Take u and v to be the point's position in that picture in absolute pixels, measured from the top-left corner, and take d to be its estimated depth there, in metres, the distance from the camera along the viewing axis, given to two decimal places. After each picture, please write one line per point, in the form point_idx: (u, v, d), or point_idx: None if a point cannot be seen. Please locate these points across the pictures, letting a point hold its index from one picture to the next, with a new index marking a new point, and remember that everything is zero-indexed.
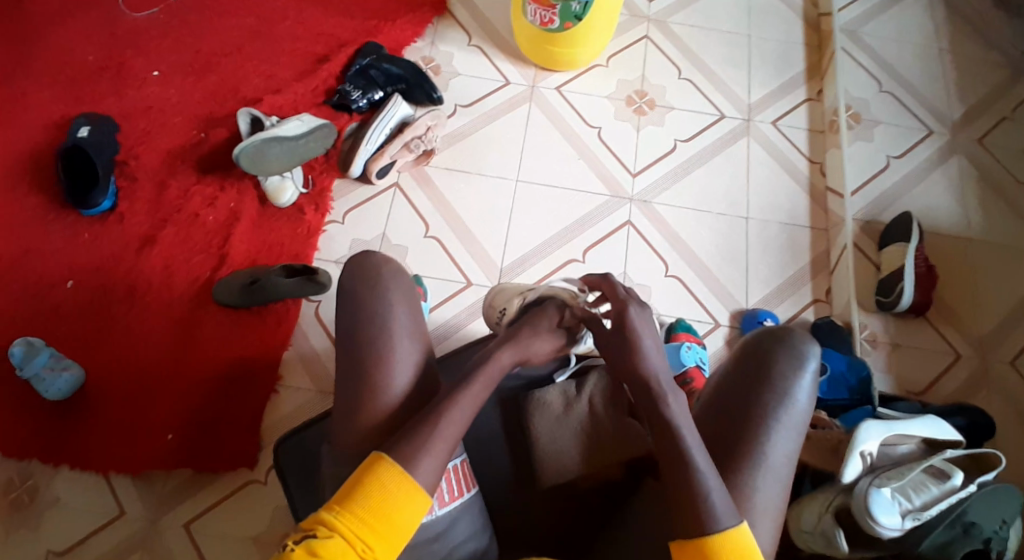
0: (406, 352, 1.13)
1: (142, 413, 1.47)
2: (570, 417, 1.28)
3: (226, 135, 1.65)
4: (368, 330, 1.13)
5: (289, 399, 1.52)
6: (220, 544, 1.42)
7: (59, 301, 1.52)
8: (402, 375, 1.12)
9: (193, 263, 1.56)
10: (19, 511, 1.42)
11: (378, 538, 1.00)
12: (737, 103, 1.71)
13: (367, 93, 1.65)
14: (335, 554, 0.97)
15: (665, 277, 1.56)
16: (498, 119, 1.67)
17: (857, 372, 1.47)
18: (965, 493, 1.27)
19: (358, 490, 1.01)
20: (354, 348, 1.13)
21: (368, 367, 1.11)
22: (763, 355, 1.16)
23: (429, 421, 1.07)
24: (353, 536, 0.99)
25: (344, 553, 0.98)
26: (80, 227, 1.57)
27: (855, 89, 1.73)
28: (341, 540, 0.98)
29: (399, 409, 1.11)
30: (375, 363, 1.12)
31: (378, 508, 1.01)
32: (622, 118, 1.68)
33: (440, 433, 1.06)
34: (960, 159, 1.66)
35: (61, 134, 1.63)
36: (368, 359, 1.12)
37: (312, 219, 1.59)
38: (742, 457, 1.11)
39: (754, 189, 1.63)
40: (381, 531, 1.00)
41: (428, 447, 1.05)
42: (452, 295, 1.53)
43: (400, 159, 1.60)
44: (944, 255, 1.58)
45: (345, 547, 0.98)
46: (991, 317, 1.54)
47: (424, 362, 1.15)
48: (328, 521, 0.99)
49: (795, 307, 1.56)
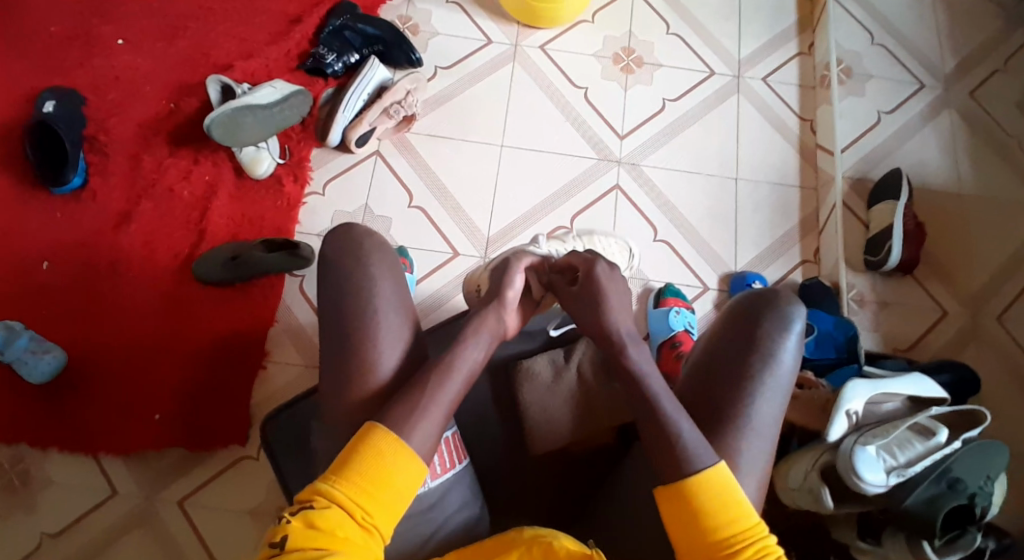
0: (397, 333, 1.10)
1: (133, 391, 1.45)
2: (559, 385, 1.28)
3: (197, 104, 1.58)
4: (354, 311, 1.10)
5: (279, 373, 1.50)
6: (217, 518, 1.42)
7: (38, 282, 1.48)
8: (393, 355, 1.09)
9: (172, 239, 1.52)
10: (13, 493, 1.41)
11: (377, 504, 0.96)
12: (728, 58, 1.66)
13: (343, 56, 1.58)
14: (335, 523, 0.94)
15: (655, 242, 1.54)
16: (478, 83, 1.61)
17: (844, 330, 1.47)
18: (949, 450, 1.29)
19: (354, 457, 0.98)
20: (341, 326, 1.09)
21: (356, 345, 1.08)
22: (751, 317, 1.14)
23: (418, 391, 1.03)
24: (352, 503, 0.95)
25: (343, 522, 0.94)
26: (54, 206, 1.52)
27: (848, 42, 1.68)
28: (339, 509, 0.95)
29: (389, 389, 1.08)
30: (363, 344, 1.08)
31: (376, 473, 0.97)
32: (609, 77, 1.63)
33: (430, 408, 1.02)
34: (952, 113, 1.64)
35: (27, 106, 1.56)
36: (355, 340, 1.08)
37: (292, 190, 1.54)
38: (733, 416, 1.09)
39: (745, 147, 1.60)
40: (379, 497, 0.97)
41: (420, 418, 1.01)
42: (440, 266, 1.50)
43: (380, 126, 1.54)
44: (933, 212, 1.57)
45: (343, 516, 0.94)
46: (980, 273, 1.54)
47: (414, 342, 1.12)
48: (326, 492, 0.96)
49: (785, 269, 1.55)
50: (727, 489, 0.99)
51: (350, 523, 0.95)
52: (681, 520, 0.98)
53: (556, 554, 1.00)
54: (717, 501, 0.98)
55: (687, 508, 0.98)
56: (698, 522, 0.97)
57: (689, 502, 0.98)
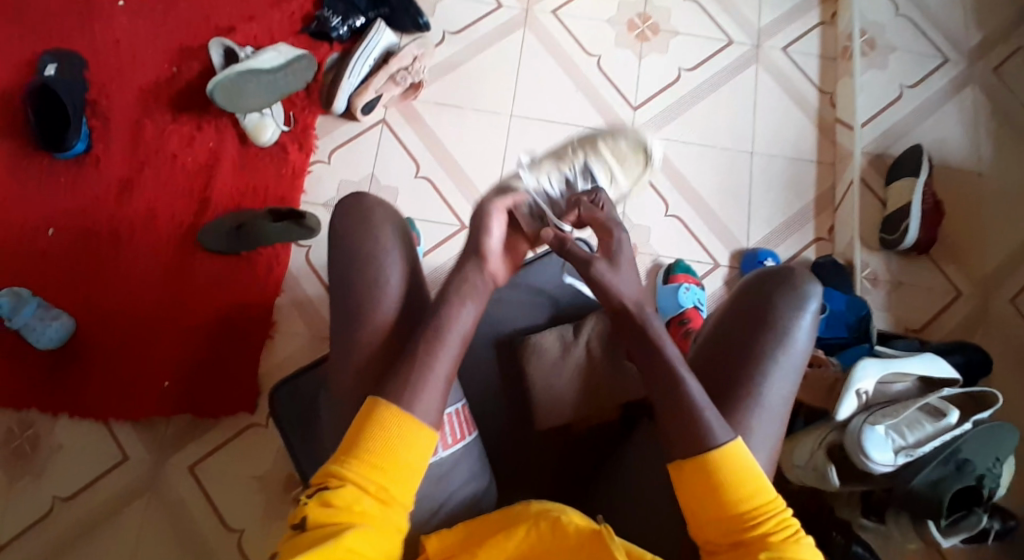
0: (399, 315, 1.08)
1: (139, 361, 1.45)
2: (566, 361, 1.25)
3: (199, 68, 1.55)
4: (354, 293, 1.08)
5: (285, 344, 1.50)
6: (227, 483, 1.43)
7: (42, 248, 1.47)
8: (394, 335, 1.07)
9: (174, 208, 1.50)
10: (22, 458, 1.43)
11: (392, 476, 0.95)
12: (747, 26, 1.61)
13: (348, 19, 1.53)
14: (351, 500, 0.92)
15: (666, 217, 1.51)
16: (488, 49, 1.56)
17: (857, 310, 1.44)
18: (960, 431, 1.28)
19: (364, 436, 0.96)
20: (343, 309, 1.08)
21: (357, 327, 1.06)
22: (763, 295, 1.12)
23: (417, 364, 1.01)
24: (366, 479, 0.94)
25: (359, 498, 0.93)
26: (56, 171, 1.50)
27: (872, 12, 1.62)
28: (353, 486, 0.93)
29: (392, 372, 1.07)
30: (363, 327, 1.06)
31: (388, 448, 0.96)
32: (623, 44, 1.58)
33: (430, 389, 1.00)
34: (975, 90, 1.58)
35: (27, 69, 1.53)
36: (357, 322, 1.07)
37: (297, 158, 1.51)
38: (740, 405, 1.07)
39: (761, 119, 1.56)
40: (393, 470, 0.95)
41: (417, 397, 0.99)
42: (445, 239, 1.48)
43: (387, 93, 1.51)
44: (952, 191, 1.53)
45: (359, 492, 0.93)
46: (995, 255, 1.51)
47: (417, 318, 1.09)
48: (338, 472, 0.94)
49: (798, 246, 1.52)
50: (743, 463, 0.97)
51: (367, 496, 0.93)
52: (694, 495, 0.97)
53: (564, 530, 0.94)
54: (739, 476, 0.96)
55: (708, 484, 0.96)
56: (715, 498, 0.96)
57: (709, 478, 0.96)
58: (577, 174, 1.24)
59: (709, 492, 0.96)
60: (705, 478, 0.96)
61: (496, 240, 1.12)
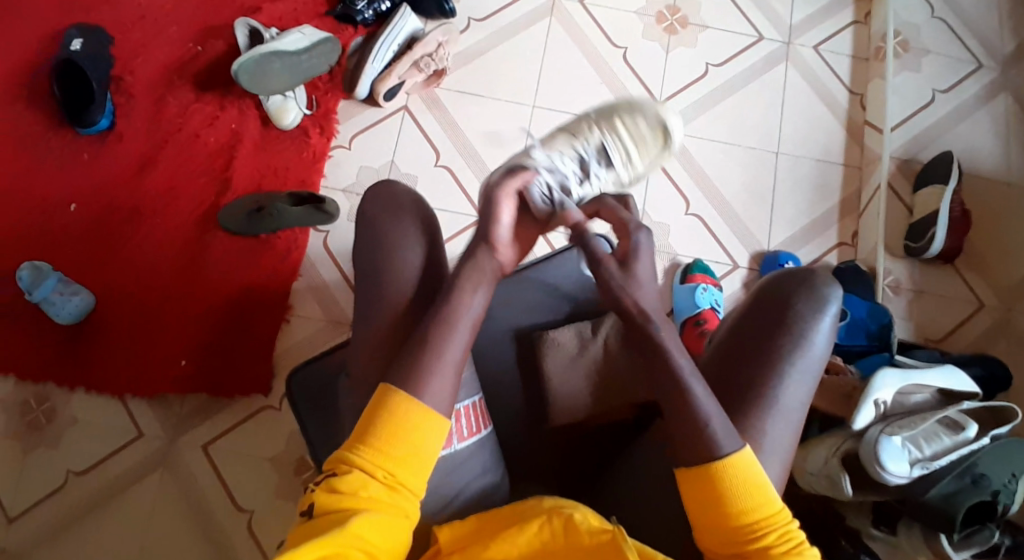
0: (411, 310, 1.08)
1: (155, 338, 1.47)
2: (583, 357, 1.25)
3: (224, 48, 1.55)
4: (370, 291, 1.09)
5: (301, 327, 1.51)
6: (239, 464, 1.45)
7: (63, 223, 1.49)
8: (405, 330, 1.07)
9: (194, 187, 1.51)
10: (39, 430, 1.45)
11: (400, 464, 0.95)
12: (778, 22, 1.57)
13: (373, 3, 1.51)
14: (357, 486, 0.93)
15: (686, 215, 1.49)
16: (512, 38, 1.54)
17: (878, 319, 1.42)
18: (977, 446, 1.26)
19: (374, 423, 0.96)
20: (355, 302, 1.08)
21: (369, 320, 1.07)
22: (783, 296, 1.12)
23: (425, 351, 1.00)
24: (373, 466, 0.95)
25: (365, 484, 0.93)
26: (80, 147, 1.51)
27: (906, 12, 1.57)
28: (360, 473, 0.94)
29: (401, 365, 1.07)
30: (375, 321, 1.07)
31: (397, 435, 0.96)
32: (651, 37, 1.55)
33: (438, 381, 0.99)
34: (1007, 97, 1.54)
35: (54, 43, 1.54)
36: (372, 316, 1.08)
37: (318, 142, 1.51)
38: (752, 414, 1.06)
39: (789, 119, 1.53)
40: (403, 457, 0.96)
41: (424, 391, 0.98)
42: (462, 230, 1.48)
43: (409, 79, 1.50)
44: (980, 200, 1.49)
45: (366, 479, 0.94)
46: (1021, 267, 1.48)
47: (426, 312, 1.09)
48: (348, 459, 0.95)
49: (819, 251, 1.49)
50: (749, 476, 0.96)
51: (374, 483, 0.94)
52: (698, 501, 0.97)
53: (577, 530, 0.93)
54: (743, 486, 0.95)
55: (711, 491, 0.96)
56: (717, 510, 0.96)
57: (711, 486, 0.96)
58: (591, 152, 1.18)
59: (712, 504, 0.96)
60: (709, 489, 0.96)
61: (505, 229, 1.06)
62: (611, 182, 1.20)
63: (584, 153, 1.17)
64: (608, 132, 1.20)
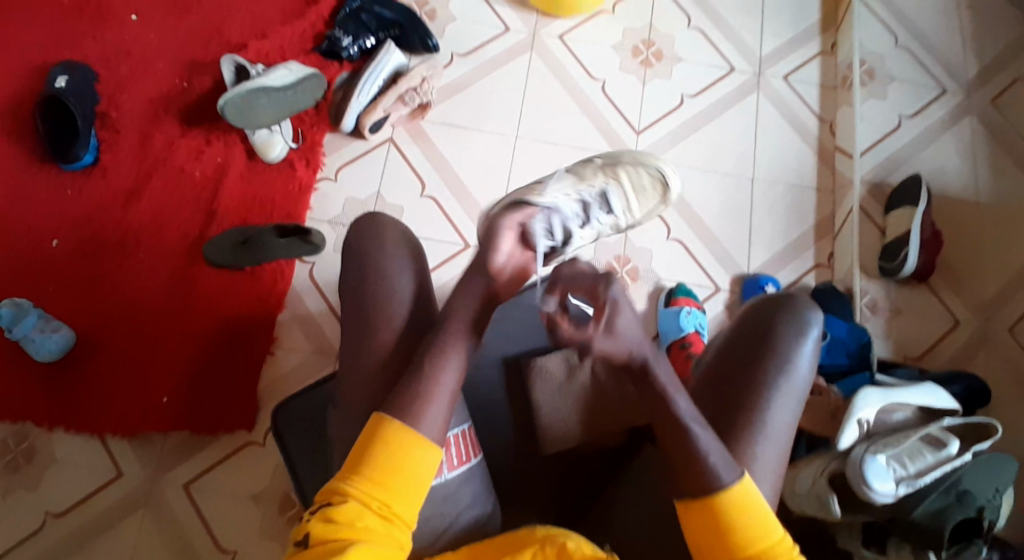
0: (406, 325, 1.09)
1: (137, 373, 1.45)
2: (572, 384, 1.22)
3: (210, 84, 1.57)
4: (364, 307, 1.09)
5: (287, 358, 1.49)
6: (222, 503, 1.42)
7: (44, 259, 1.47)
8: (404, 346, 1.07)
9: (180, 221, 1.51)
10: (16, 471, 1.41)
11: (395, 494, 0.96)
12: (749, 54, 1.64)
13: (358, 39, 1.56)
14: (352, 516, 0.93)
15: (668, 241, 1.52)
16: (494, 72, 1.58)
17: (857, 337, 1.45)
18: (961, 462, 1.28)
19: (369, 452, 0.97)
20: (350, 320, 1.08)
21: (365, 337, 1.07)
22: (763, 322, 1.14)
23: (426, 366, 1.02)
24: (368, 497, 0.95)
25: (361, 514, 0.94)
26: (63, 182, 1.51)
27: (872, 42, 1.65)
28: (356, 503, 0.94)
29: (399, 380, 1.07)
30: (373, 336, 1.07)
31: (392, 464, 0.96)
32: (628, 70, 1.61)
33: (438, 395, 1.00)
34: (972, 120, 1.61)
35: (38, 80, 1.55)
36: (368, 333, 1.08)
37: (304, 175, 1.53)
38: (746, 423, 1.08)
39: (763, 146, 1.58)
40: (398, 487, 0.96)
41: (425, 407, 0.99)
42: (449, 257, 1.49)
43: (395, 113, 1.53)
44: (950, 220, 1.55)
45: (361, 509, 0.94)
46: (992, 284, 1.52)
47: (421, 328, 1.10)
48: (342, 489, 0.95)
49: (797, 272, 1.53)
50: (752, 505, 0.99)
51: (369, 513, 0.94)
52: (704, 530, 1.00)
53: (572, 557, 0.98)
54: (746, 513, 0.99)
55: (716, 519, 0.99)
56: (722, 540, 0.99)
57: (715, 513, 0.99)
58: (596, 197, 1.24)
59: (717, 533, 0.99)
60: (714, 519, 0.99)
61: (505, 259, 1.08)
62: (609, 226, 1.26)
63: (588, 198, 1.22)
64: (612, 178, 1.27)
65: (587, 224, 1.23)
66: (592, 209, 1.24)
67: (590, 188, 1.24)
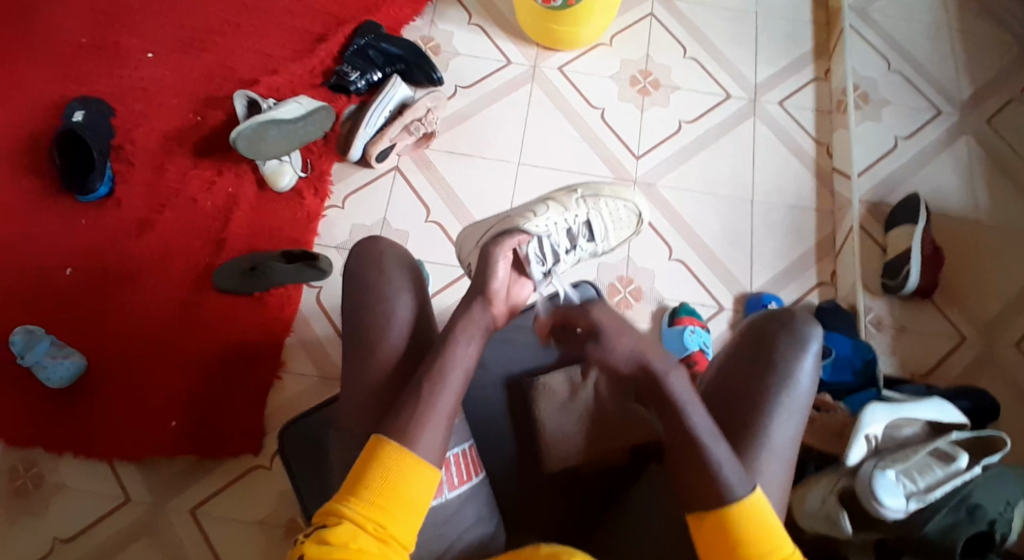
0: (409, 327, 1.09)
1: (144, 399, 1.45)
2: (574, 403, 1.19)
3: (223, 118, 1.63)
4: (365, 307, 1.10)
5: (293, 384, 1.49)
6: (228, 528, 1.40)
7: (57, 287, 1.50)
8: (405, 346, 1.08)
9: (192, 249, 1.54)
10: (23, 497, 1.40)
11: (390, 516, 0.95)
12: (744, 82, 1.69)
13: (366, 74, 1.62)
14: (346, 537, 0.92)
15: (670, 261, 1.54)
16: (496, 103, 1.64)
17: (862, 354, 1.43)
18: (969, 476, 1.22)
19: (364, 473, 0.96)
20: (348, 317, 1.09)
21: (365, 333, 1.08)
22: (765, 337, 1.10)
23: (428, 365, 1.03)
24: (363, 518, 0.94)
25: (355, 536, 0.93)
26: (78, 212, 1.55)
27: (864, 68, 1.70)
28: (350, 524, 0.93)
29: (401, 377, 1.06)
30: (375, 334, 1.07)
31: (387, 486, 0.96)
32: (626, 98, 1.66)
33: (442, 388, 1.01)
34: (968, 139, 1.64)
35: (57, 117, 1.61)
36: (368, 330, 1.07)
37: (312, 203, 1.57)
38: (754, 422, 1.05)
39: (761, 169, 1.62)
40: (392, 508, 0.95)
41: (429, 400, 1.00)
42: (453, 281, 1.52)
43: (400, 142, 1.57)
44: (951, 237, 1.56)
45: (355, 530, 0.93)
46: (997, 298, 1.52)
47: (426, 326, 1.10)
48: (338, 510, 0.94)
49: (800, 291, 1.54)
50: (756, 515, 0.97)
51: (364, 535, 0.93)
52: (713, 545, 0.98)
53: None
54: (748, 522, 0.97)
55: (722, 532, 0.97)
56: (729, 547, 0.97)
57: (724, 527, 0.97)
58: (579, 225, 1.32)
59: (725, 538, 0.98)
60: (722, 522, 0.98)
61: (501, 283, 1.11)
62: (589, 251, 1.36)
63: (574, 226, 1.31)
64: (593, 208, 1.36)
65: (572, 250, 1.32)
66: (577, 237, 1.33)
67: (575, 217, 1.32)
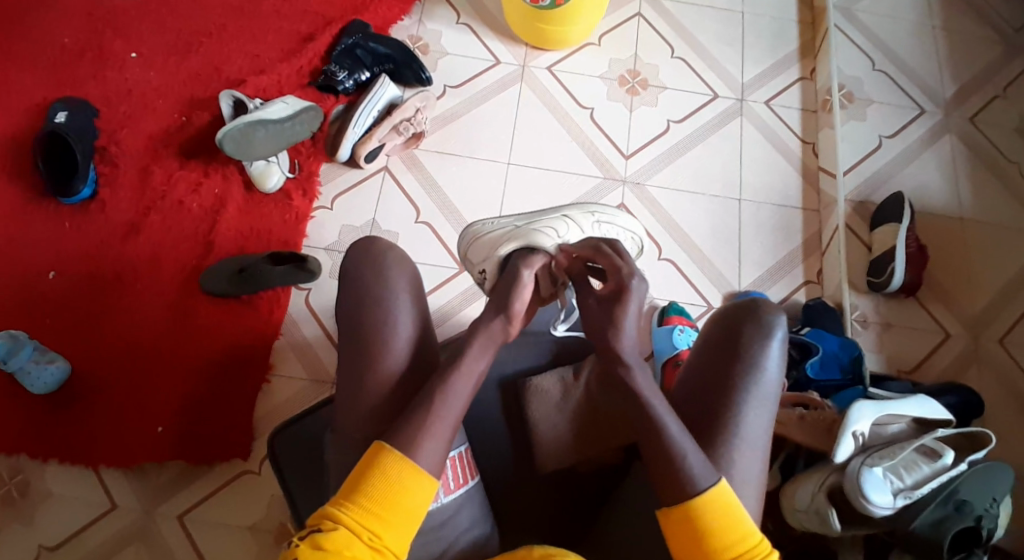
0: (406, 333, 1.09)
1: (132, 405, 1.43)
2: (569, 403, 1.19)
3: (209, 118, 1.61)
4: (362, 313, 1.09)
5: (283, 388, 1.48)
6: (219, 532, 1.39)
7: (42, 291, 1.48)
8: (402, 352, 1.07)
9: (179, 252, 1.52)
10: (11, 505, 1.38)
11: (387, 526, 0.95)
12: (732, 82, 1.70)
13: (354, 74, 1.61)
14: (342, 544, 0.92)
15: (660, 261, 1.55)
16: (486, 102, 1.64)
17: (850, 352, 1.44)
18: (957, 471, 1.24)
19: (363, 481, 0.96)
20: (346, 324, 1.08)
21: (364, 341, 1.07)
22: (732, 324, 1.10)
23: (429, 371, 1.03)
24: (359, 525, 0.93)
25: (350, 543, 0.92)
26: (62, 215, 1.53)
27: (850, 67, 1.72)
28: (347, 531, 0.93)
29: (399, 380, 1.06)
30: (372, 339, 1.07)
31: (386, 496, 0.95)
32: (615, 98, 1.66)
33: (441, 395, 1.01)
34: (952, 138, 1.67)
35: (38, 118, 1.58)
36: (367, 330, 1.06)
37: (301, 204, 1.56)
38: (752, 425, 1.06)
39: (748, 168, 1.63)
40: (390, 518, 0.95)
41: (428, 408, 1.00)
42: (446, 281, 1.52)
43: (390, 142, 1.56)
44: (935, 234, 1.59)
45: (352, 537, 0.93)
46: (980, 295, 1.55)
47: (424, 326, 1.10)
48: (334, 514, 0.94)
49: (787, 289, 1.56)
50: (728, 510, 0.97)
51: (359, 543, 0.93)
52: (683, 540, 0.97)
53: None
54: (718, 515, 0.97)
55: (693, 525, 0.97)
56: (697, 539, 0.96)
57: (694, 522, 0.97)
58: None
59: (694, 530, 0.97)
60: (691, 516, 0.97)
61: (522, 305, 1.10)
62: None
63: None
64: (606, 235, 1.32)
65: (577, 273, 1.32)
66: None
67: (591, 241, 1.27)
